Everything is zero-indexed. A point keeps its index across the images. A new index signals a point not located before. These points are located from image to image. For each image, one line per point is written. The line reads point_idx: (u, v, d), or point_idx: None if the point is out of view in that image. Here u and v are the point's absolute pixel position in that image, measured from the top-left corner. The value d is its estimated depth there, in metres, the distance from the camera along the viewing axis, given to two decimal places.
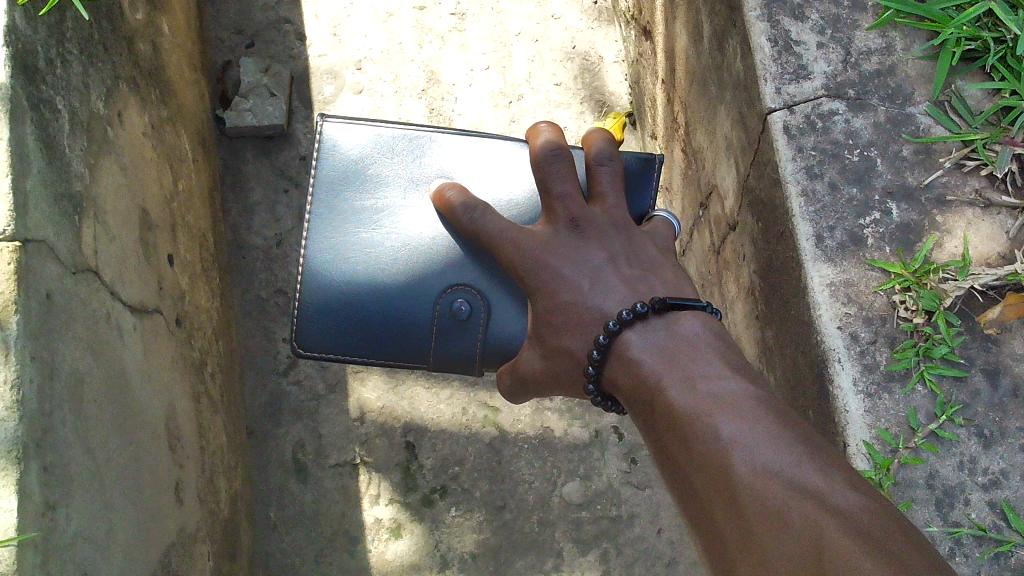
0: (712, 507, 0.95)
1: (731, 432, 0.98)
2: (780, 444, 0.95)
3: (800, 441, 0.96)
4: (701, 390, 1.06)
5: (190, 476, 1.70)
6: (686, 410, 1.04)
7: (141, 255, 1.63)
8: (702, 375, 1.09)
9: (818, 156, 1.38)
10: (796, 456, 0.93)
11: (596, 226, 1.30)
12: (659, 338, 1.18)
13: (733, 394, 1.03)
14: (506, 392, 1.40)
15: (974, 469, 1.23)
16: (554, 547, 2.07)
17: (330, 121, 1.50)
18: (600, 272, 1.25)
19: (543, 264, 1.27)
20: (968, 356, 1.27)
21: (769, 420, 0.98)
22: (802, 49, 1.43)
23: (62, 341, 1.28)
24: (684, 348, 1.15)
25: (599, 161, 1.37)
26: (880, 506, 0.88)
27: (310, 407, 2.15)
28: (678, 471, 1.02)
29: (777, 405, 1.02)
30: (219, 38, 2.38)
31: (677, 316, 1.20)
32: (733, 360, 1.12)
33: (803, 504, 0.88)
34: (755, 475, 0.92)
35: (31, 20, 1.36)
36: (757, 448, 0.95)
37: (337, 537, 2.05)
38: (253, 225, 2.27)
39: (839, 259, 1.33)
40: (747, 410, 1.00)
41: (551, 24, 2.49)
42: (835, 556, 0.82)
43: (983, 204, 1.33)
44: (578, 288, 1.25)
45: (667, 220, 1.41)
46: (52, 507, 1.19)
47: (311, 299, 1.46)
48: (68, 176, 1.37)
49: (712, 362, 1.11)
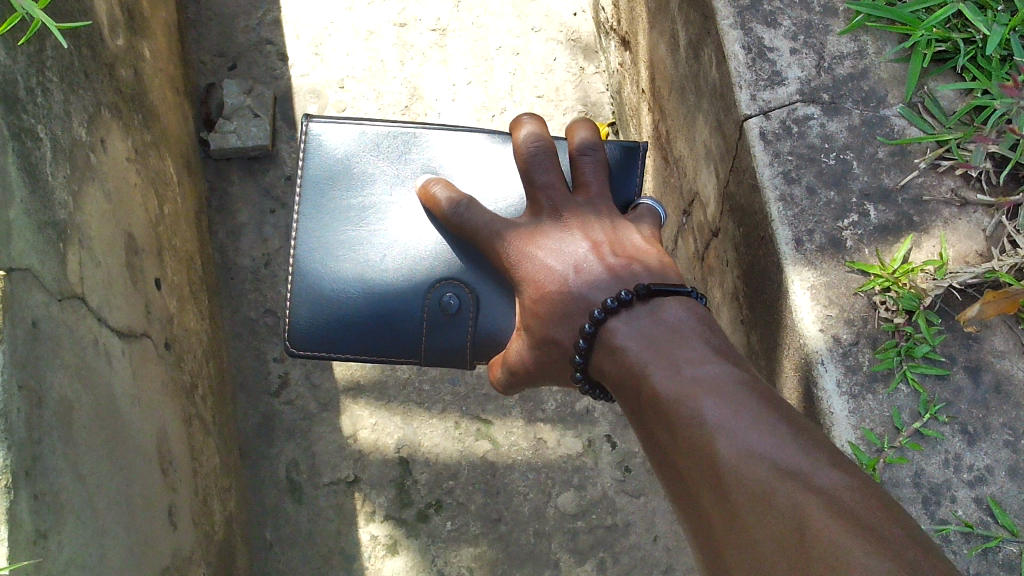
0: (698, 491, 0.97)
1: (715, 416, 0.99)
2: (764, 425, 0.96)
3: (784, 421, 0.97)
4: (685, 373, 1.06)
5: (183, 499, 1.70)
6: (670, 395, 1.05)
7: (128, 279, 1.64)
8: (685, 359, 1.09)
9: (795, 161, 1.39)
10: (779, 437, 0.95)
11: (579, 216, 1.31)
12: (643, 325, 1.17)
13: (716, 377, 1.04)
14: (499, 386, 1.40)
15: (959, 466, 1.24)
16: (551, 558, 2.08)
17: (316, 122, 1.52)
18: (584, 262, 1.25)
19: (528, 256, 1.28)
20: (949, 354, 1.28)
21: (752, 402, 0.99)
22: (776, 55, 1.45)
23: (49, 369, 1.28)
24: (668, 334, 1.15)
25: (582, 151, 1.37)
26: (863, 485, 0.90)
27: (303, 426, 2.15)
28: (665, 454, 1.04)
29: (760, 386, 1.03)
30: (201, 62, 2.40)
31: (661, 303, 1.19)
32: (716, 343, 1.13)
33: (788, 487, 0.90)
34: (739, 459, 0.94)
35: (10, 49, 1.36)
36: (741, 430, 0.96)
37: (333, 556, 2.05)
38: (241, 247, 2.28)
39: (818, 261, 1.33)
40: (730, 393, 1.01)
41: (531, 37, 2.50)
42: (821, 541, 0.84)
43: (960, 203, 1.35)
44: (561, 279, 1.25)
45: (651, 208, 1.41)
46: (42, 536, 1.19)
47: (300, 299, 1.48)
48: (51, 203, 1.37)
49: (695, 345, 1.11)
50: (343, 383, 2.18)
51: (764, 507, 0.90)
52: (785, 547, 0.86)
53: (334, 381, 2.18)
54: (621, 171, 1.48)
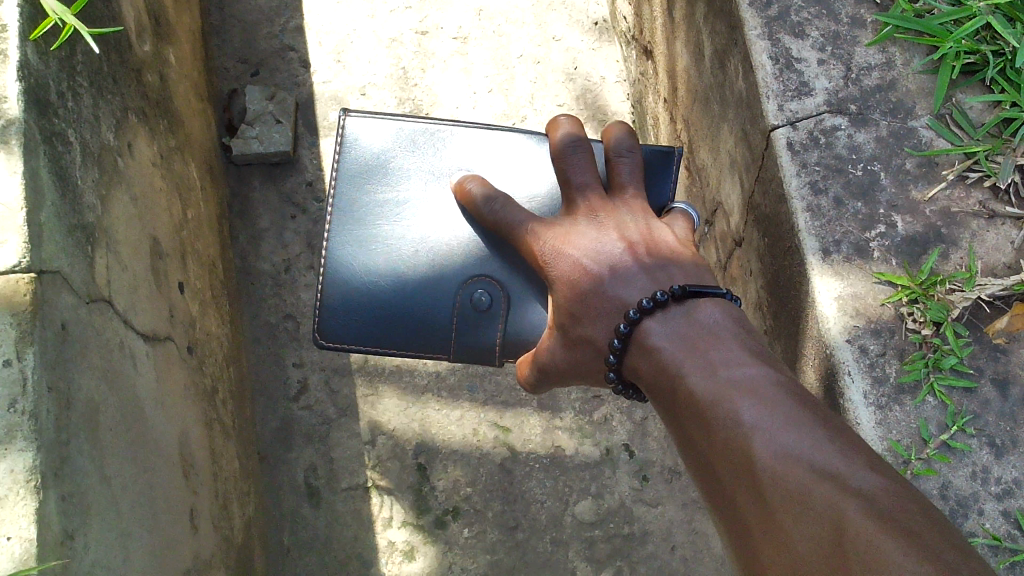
0: (735, 492, 0.97)
1: (752, 418, 0.99)
2: (801, 427, 0.96)
3: (822, 424, 0.97)
4: (721, 375, 1.07)
5: (204, 502, 1.71)
6: (706, 396, 1.05)
7: (152, 282, 1.65)
8: (721, 361, 1.09)
9: (823, 172, 1.38)
10: (817, 440, 0.94)
11: (615, 216, 1.32)
12: (677, 326, 1.17)
13: (753, 378, 1.04)
14: (527, 383, 1.41)
15: (987, 479, 1.24)
16: (568, 566, 2.07)
17: (352, 117, 1.53)
18: (620, 263, 1.25)
19: (561, 253, 1.28)
20: (977, 366, 1.28)
21: (791, 405, 0.99)
22: (804, 66, 1.45)
23: (77, 371, 1.29)
24: (703, 335, 1.15)
25: (619, 152, 1.40)
26: (901, 487, 0.89)
27: (321, 431, 2.15)
28: (701, 455, 1.04)
29: (797, 388, 1.03)
30: (224, 68, 2.42)
31: (696, 304, 1.19)
32: (753, 345, 1.13)
33: (825, 488, 0.89)
34: (776, 461, 0.94)
35: (42, 53, 1.38)
36: (778, 433, 0.96)
37: (350, 562, 2.05)
38: (262, 251, 2.29)
39: (845, 272, 1.33)
40: (768, 395, 1.01)
41: (552, 45, 2.51)
42: (858, 541, 0.84)
43: (988, 215, 1.34)
44: (579, 280, 1.26)
45: (686, 211, 1.41)
46: (69, 536, 1.19)
47: (333, 290, 1.48)
48: (80, 207, 1.38)
49: (731, 347, 1.11)
50: (362, 389, 2.19)
51: (801, 508, 0.90)
52: (821, 548, 0.86)
53: (353, 387, 2.19)
54: (656, 174, 1.48)
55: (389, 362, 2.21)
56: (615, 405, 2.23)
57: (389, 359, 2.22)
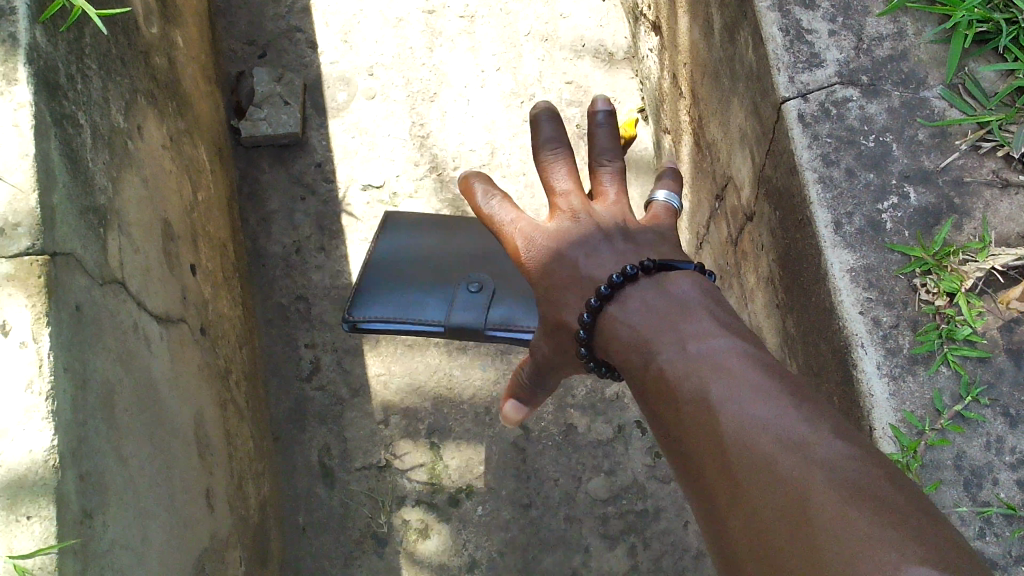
0: (702, 468, 0.87)
1: (720, 390, 0.90)
2: (769, 396, 0.87)
3: (795, 394, 0.87)
4: (692, 350, 0.98)
5: (219, 482, 1.72)
6: (676, 371, 0.96)
7: (164, 264, 1.65)
8: (692, 335, 1.00)
9: (834, 144, 1.31)
10: (784, 408, 0.85)
11: (599, 215, 1.23)
12: (648, 301, 1.09)
13: (722, 351, 0.95)
14: (522, 382, 1.37)
15: (1001, 449, 1.16)
16: (581, 543, 2.08)
17: None
18: (597, 248, 1.18)
19: (538, 244, 1.22)
20: (991, 337, 1.21)
21: (759, 374, 0.90)
22: (814, 37, 1.39)
23: (93, 352, 1.30)
24: (675, 308, 1.06)
25: (604, 156, 1.27)
26: (873, 456, 0.79)
27: (334, 412, 2.17)
28: (668, 433, 0.94)
29: (770, 361, 0.94)
30: (232, 50, 2.43)
31: (667, 276, 1.12)
32: (727, 320, 1.03)
33: (791, 457, 0.79)
34: (740, 430, 0.84)
35: (52, 36, 1.38)
36: (743, 400, 0.87)
37: (365, 540, 2.07)
38: (272, 233, 2.30)
39: (858, 245, 1.26)
40: (736, 366, 0.92)
41: (560, 23, 2.49)
42: (825, 511, 0.74)
43: (1002, 184, 1.27)
44: (576, 265, 1.18)
45: (666, 202, 1.31)
46: (88, 515, 1.20)
47: None
48: (92, 189, 1.39)
49: (703, 322, 1.02)
50: (375, 369, 2.20)
51: (765, 478, 0.79)
52: (784, 519, 0.76)
53: (365, 366, 2.20)
54: None
55: (400, 343, 2.22)
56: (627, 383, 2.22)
57: (401, 340, 2.22)
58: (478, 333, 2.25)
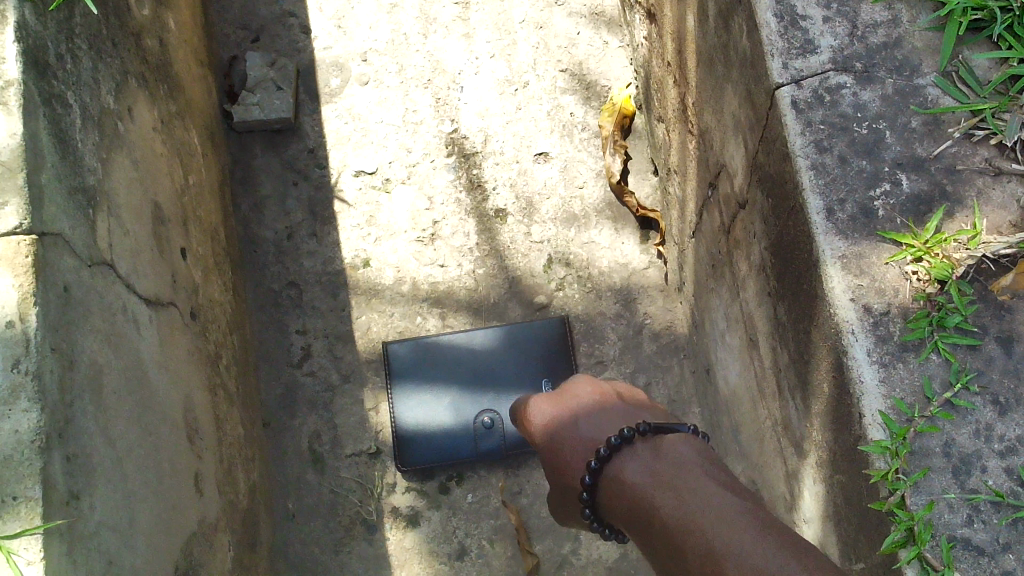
0: None
1: (723, 543, 0.90)
2: (771, 546, 0.88)
3: (798, 548, 0.88)
4: (692, 505, 0.96)
5: (209, 467, 1.72)
6: (677, 526, 0.94)
7: (154, 247, 1.65)
8: (692, 489, 0.98)
9: (827, 130, 1.30)
10: (786, 558, 0.86)
11: (594, 385, 1.21)
12: (648, 462, 1.06)
13: (722, 505, 0.95)
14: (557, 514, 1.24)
15: (990, 436, 1.15)
16: (571, 531, 2.08)
17: None
18: (593, 409, 1.16)
19: (543, 411, 1.18)
20: (982, 324, 1.19)
21: (758, 529, 0.90)
22: (809, 23, 1.37)
23: (81, 333, 1.29)
24: (676, 467, 1.03)
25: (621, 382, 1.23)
26: None
27: (325, 398, 2.16)
28: None
29: (768, 515, 0.94)
30: (225, 34, 2.42)
31: (665, 437, 1.09)
32: (724, 478, 1.02)
33: None
34: None
35: (41, 15, 1.37)
36: (748, 555, 0.87)
37: (355, 527, 2.08)
38: (265, 219, 2.29)
39: (850, 231, 1.26)
40: (734, 521, 0.92)
41: (555, 10, 2.47)
42: None
43: (993, 173, 1.26)
44: (572, 417, 1.15)
45: None
46: (75, 497, 1.20)
47: None
48: (81, 170, 1.38)
49: (702, 478, 1.00)
50: (366, 356, 2.19)
51: None
52: None
53: (356, 353, 2.20)
54: None
55: (391, 329, 2.21)
56: (619, 371, 2.19)
57: (392, 326, 2.21)
58: (469, 319, 2.22)
